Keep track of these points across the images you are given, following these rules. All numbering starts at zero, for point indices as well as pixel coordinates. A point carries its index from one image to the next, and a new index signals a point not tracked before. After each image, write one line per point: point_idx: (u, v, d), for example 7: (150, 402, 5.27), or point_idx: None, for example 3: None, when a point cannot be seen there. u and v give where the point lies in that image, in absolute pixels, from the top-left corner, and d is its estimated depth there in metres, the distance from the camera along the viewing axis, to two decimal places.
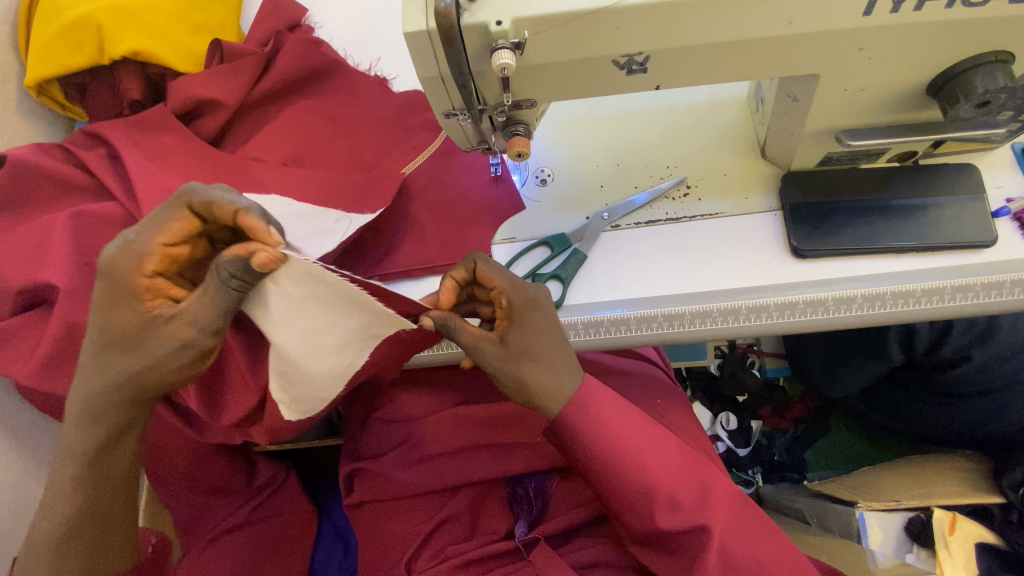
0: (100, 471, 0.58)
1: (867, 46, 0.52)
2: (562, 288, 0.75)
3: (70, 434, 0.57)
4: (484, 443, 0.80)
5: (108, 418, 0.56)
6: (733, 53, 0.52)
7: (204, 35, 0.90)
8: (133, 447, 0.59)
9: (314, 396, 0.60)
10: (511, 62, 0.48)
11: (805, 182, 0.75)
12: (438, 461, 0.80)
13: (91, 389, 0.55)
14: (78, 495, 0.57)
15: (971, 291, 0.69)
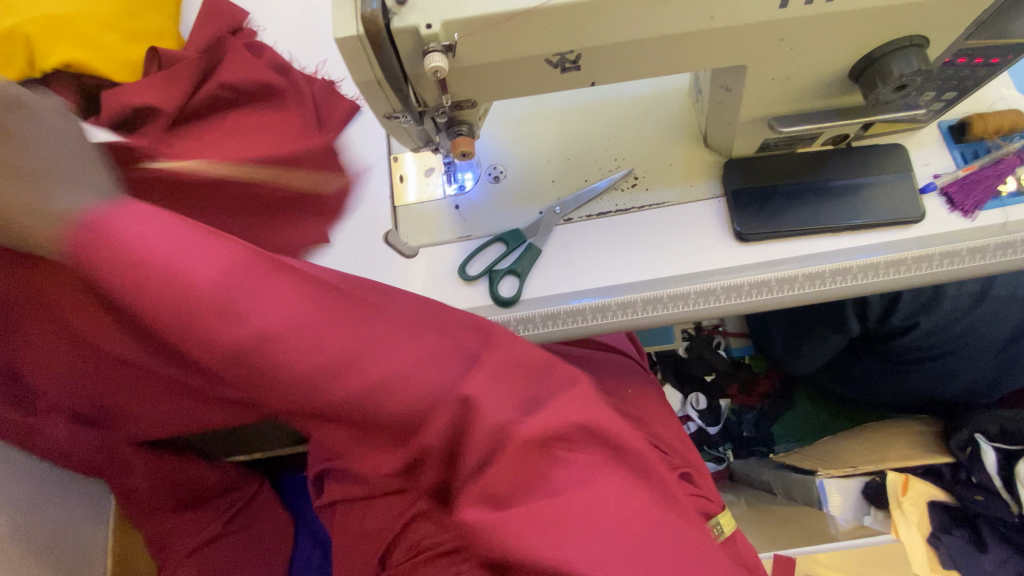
0: None
1: (787, 37, 0.54)
2: (519, 282, 0.77)
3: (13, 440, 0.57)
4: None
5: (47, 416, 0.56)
6: (660, 48, 0.53)
7: (139, 43, 0.88)
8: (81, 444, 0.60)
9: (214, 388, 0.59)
10: (443, 65, 0.49)
11: (746, 169, 0.77)
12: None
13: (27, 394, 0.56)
14: None
15: (903, 264, 0.73)
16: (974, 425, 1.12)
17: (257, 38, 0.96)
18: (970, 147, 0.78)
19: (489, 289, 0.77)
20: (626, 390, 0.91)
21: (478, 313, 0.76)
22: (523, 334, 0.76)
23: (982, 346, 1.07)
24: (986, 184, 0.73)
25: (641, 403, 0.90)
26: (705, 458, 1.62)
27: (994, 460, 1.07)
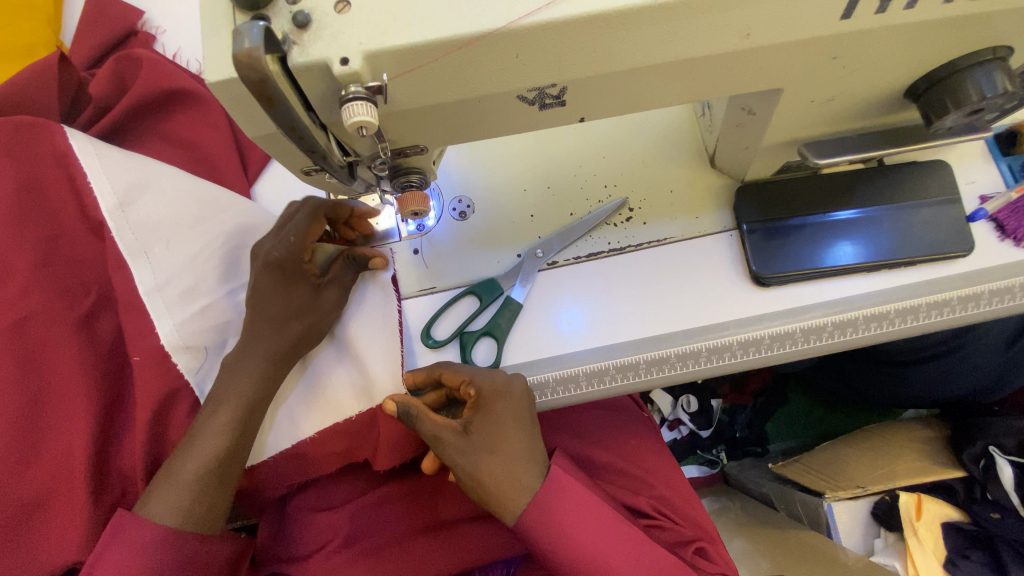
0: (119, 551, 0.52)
1: (842, 54, 0.40)
2: (497, 346, 0.63)
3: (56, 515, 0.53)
4: (441, 524, 0.70)
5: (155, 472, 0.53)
6: (673, 74, 0.39)
7: None
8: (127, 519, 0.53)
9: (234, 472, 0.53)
10: (369, 119, 0.33)
11: (762, 196, 0.64)
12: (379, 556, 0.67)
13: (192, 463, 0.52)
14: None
15: (947, 306, 0.62)
16: (989, 437, 1.00)
17: (155, 46, 0.78)
18: None
19: (461, 357, 0.63)
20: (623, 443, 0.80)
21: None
22: None
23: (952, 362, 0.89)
24: None
25: (640, 459, 0.80)
26: (695, 463, 1.50)
27: (1012, 475, 0.95)
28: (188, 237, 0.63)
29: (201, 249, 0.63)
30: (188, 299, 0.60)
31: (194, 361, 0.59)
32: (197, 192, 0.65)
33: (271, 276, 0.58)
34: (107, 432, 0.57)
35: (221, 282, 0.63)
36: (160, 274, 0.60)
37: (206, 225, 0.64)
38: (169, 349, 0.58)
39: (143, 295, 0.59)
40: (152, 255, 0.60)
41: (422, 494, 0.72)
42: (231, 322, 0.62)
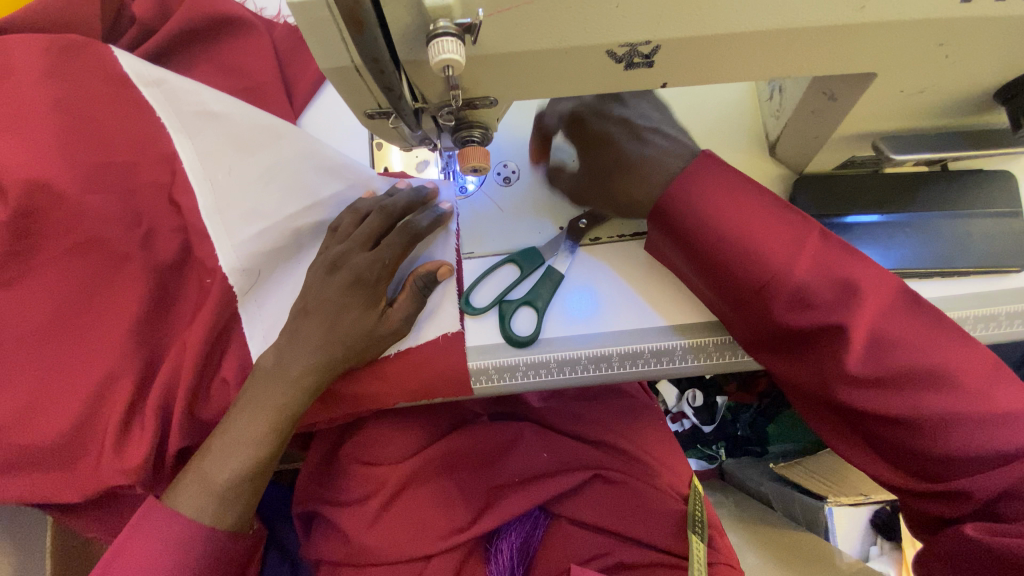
0: (239, 429, 0.55)
1: (949, 42, 0.38)
2: (537, 317, 0.61)
3: (228, 417, 0.56)
4: (471, 492, 0.71)
5: (281, 372, 0.56)
6: (773, 46, 0.37)
7: None
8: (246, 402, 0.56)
9: (312, 358, 0.56)
10: (458, 58, 0.31)
11: (819, 190, 0.62)
12: (413, 509, 0.69)
13: (299, 364, 0.56)
14: (237, 465, 0.55)
15: (994, 320, 0.60)
16: None
17: None
18: None
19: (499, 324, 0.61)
20: (638, 431, 0.80)
21: (483, 353, 0.60)
22: (535, 381, 0.60)
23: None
24: None
25: (658, 447, 0.80)
26: (694, 455, 1.47)
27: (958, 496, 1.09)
28: (247, 163, 0.62)
29: (260, 173, 0.62)
30: (245, 222, 0.60)
31: (246, 284, 0.60)
32: (255, 119, 0.63)
33: (368, 223, 0.59)
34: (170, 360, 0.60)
35: (279, 206, 0.62)
36: (220, 198, 0.60)
37: (266, 153, 0.62)
38: (226, 270, 0.59)
39: (204, 217, 0.59)
40: (211, 178, 0.60)
41: (455, 455, 0.73)
42: (287, 248, 0.62)
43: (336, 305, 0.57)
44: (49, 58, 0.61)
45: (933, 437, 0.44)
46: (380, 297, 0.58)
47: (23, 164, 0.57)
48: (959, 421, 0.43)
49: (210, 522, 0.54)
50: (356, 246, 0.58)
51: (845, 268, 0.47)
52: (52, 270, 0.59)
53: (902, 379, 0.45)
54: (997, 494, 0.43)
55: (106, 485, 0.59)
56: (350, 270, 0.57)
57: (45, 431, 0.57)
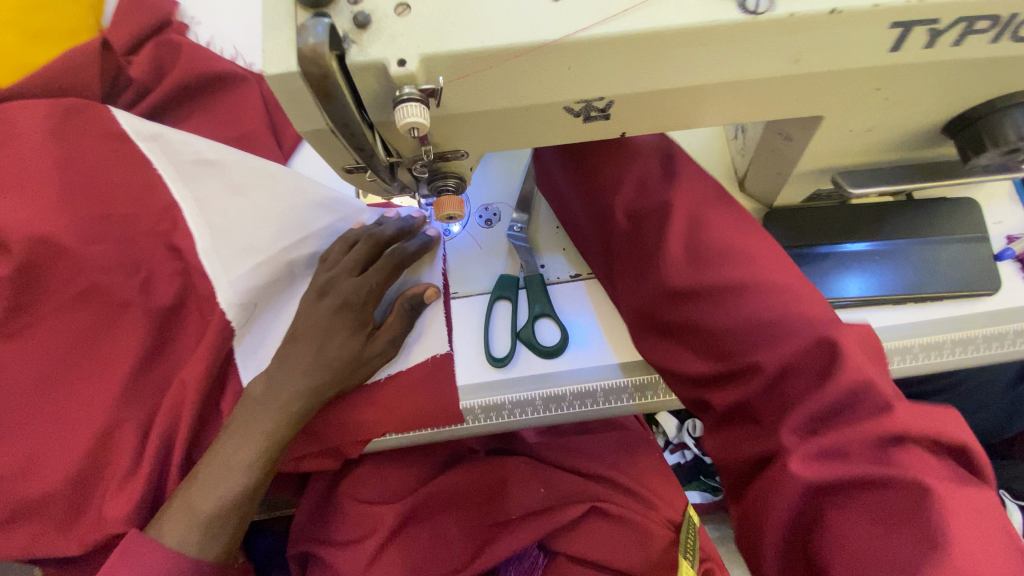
0: (229, 455, 0.54)
1: (886, 87, 0.41)
2: (557, 325, 0.63)
3: (218, 445, 0.55)
4: (470, 533, 0.71)
5: (276, 401, 0.55)
6: (718, 96, 0.39)
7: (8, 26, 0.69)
8: (236, 425, 0.56)
9: (302, 382, 0.56)
10: (422, 120, 0.34)
11: (788, 222, 0.64)
12: (408, 551, 0.69)
13: (288, 392, 0.56)
14: (226, 495, 0.53)
15: (971, 343, 0.62)
16: None
17: (188, 34, 0.77)
18: None
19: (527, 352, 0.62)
20: (637, 462, 0.78)
21: (479, 391, 0.61)
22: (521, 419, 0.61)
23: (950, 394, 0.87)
24: None
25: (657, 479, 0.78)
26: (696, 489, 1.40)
27: None
28: (241, 203, 0.64)
29: (255, 212, 0.64)
30: (240, 257, 0.63)
31: (241, 318, 0.63)
32: (250, 160, 0.65)
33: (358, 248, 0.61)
34: (167, 407, 0.61)
35: (272, 241, 0.64)
36: (215, 235, 0.63)
37: (262, 192, 0.65)
38: (223, 305, 0.62)
39: (200, 255, 0.63)
40: (206, 219, 0.64)
41: (450, 493, 0.72)
42: (282, 280, 0.65)
43: (324, 327, 0.58)
44: (53, 120, 0.64)
45: (718, 306, 0.49)
46: (367, 320, 0.60)
47: (25, 221, 0.59)
48: (738, 293, 0.48)
49: (194, 555, 0.52)
50: (345, 272, 0.61)
51: (702, 215, 0.52)
52: (53, 321, 0.61)
53: (719, 256, 0.50)
54: (782, 369, 0.45)
55: (103, 533, 0.60)
56: (341, 295, 0.59)
57: (42, 480, 0.58)
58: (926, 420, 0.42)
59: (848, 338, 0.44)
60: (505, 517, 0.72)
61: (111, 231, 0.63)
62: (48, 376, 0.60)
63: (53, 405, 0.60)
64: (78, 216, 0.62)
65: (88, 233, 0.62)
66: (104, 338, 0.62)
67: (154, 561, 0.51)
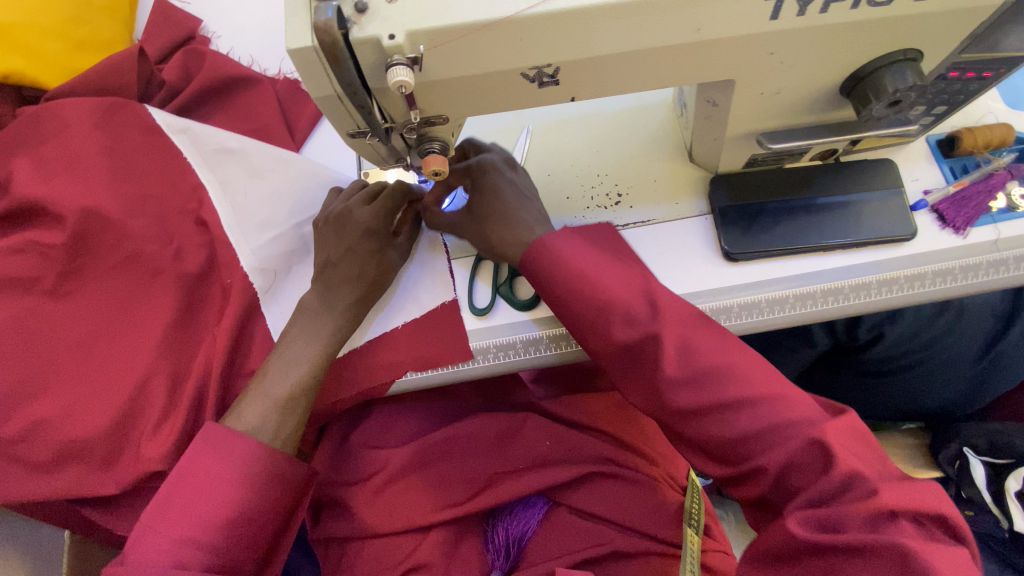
0: (294, 357, 0.64)
1: (778, 51, 0.51)
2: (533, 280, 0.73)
3: (282, 355, 0.64)
4: (470, 479, 0.77)
5: (335, 308, 0.67)
6: (643, 62, 0.50)
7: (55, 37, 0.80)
8: (295, 336, 0.65)
9: (350, 291, 0.68)
10: (408, 79, 0.44)
11: (731, 184, 0.74)
12: (409, 489, 0.76)
13: (334, 311, 0.67)
14: (298, 388, 0.63)
15: (895, 283, 0.71)
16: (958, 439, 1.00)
17: (210, 45, 0.89)
18: (960, 161, 0.76)
19: (508, 302, 0.72)
20: (637, 425, 0.84)
21: (478, 336, 0.72)
22: (505, 361, 0.72)
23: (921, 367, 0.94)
24: (979, 201, 0.71)
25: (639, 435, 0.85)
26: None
27: (984, 475, 0.95)
28: (259, 185, 0.74)
29: (271, 193, 0.74)
30: (261, 231, 0.73)
31: (265, 283, 0.72)
32: (266, 148, 0.75)
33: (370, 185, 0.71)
34: (199, 357, 0.71)
35: (287, 218, 0.74)
36: (238, 213, 0.73)
37: (277, 175, 0.75)
38: (248, 271, 0.71)
39: (225, 230, 0.72)
40: (230, 199, 0.74)
41: (454, 440, 0.79)
42: (297, 251, 0.74)
43: (353, 253, 0.68)
44: (97, 115, 0.75)
45: (718, 423, 0.53)
46: (384, 245, 0.71)
47: (76, 199, 0.70)
48: (733, 408, 0.53)
49: (272, 444, 0.60)
50: (359, 204, 0.70)
51: (660, 297, 0.58)
52: (99, 285, 0.71)
53: (708, 377, 0.54)
54: (782, 468, 0.50)
55: (142, 469, 0.68)
56: (364, 222, 0.68)
57: (90, 420, 0.67)
58: (855, 457, 0.49)
59: (832, 432, 0.50)
60: (511, 465, 0.78)
61: (148, 209, 0.73)
62: (95, 331, 0.69)
63: (99, 356, 0.69)
64: (120, 195, 0.72)
65: (129, 209, 0.72)
66: (142, 298, 0.71)
67: None
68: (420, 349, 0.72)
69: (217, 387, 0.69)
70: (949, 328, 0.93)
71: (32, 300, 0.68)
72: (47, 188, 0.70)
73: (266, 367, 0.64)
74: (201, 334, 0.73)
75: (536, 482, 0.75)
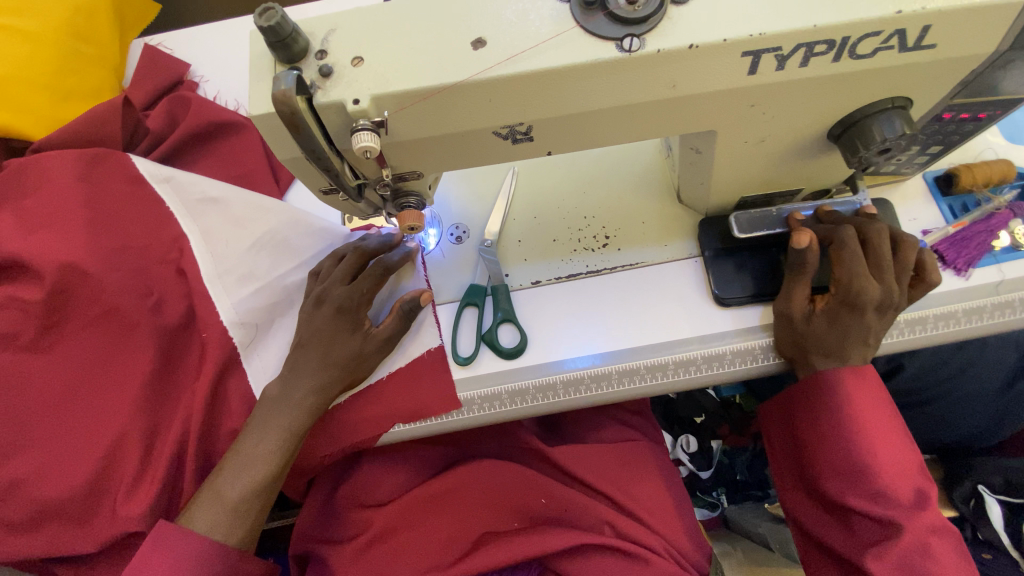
0: (257, 438, 0.64)
1: (759, 103, 0.49)
2: (518, 327, 0.71)
3: (247, 438, 0.64)
4: (460, 536, 0.73)
5: (297, 392, 0.65)
6: (620, 119, 0.48)
7: (40, 87, 0.80)
8: (263, 416, 0.65)
9: (312, 367, 0.66)
10: (373, 144, 0.43)
11: (723, 226, 0.72)
12: (396, 550, 0.73)
13: (304, 379, 0.65)
14: (271, 468, 0.63)
15: (896, 328, 0.68)
16: (975, 476, 0.93)
17: (197, 90, 0.90)
18: (959, 199, 0.74)
19: (493, 350, 0.71)
20: (636, 481, 0.78)
21: (466, 385, 0.70)
22: (489, 413, 0.69)
23: (941, 404, 0.93)
24: (979, 240, 0.68)
25: (647, 499, 0.77)
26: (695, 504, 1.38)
27: (1001, 515, 0.89)
28: (240, 235, 0.73)
29: (252, 243, 0.73)
30: (241, 283, 0.72)
31: (246, 337, 0.71)
32: (249, 197, 0.74)
33: (348, 262, 0.69)
34: (180, 410, 0.69)
35: (270, 268, 0.73)
36: (219, 264, 0.72)
37: (258, 224, 0.73)
38: (227, 324, 0.70)
39: (205, 281, 0.71)
40: (211, 248, 0.72)
41: (444, 496, 0.75)
42: (279, 303, 0.73)
43: (327, 333, 0.66)
44: (80, 166, 0.74)
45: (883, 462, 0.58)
46: (362, 322, 0.68)
47: (56, 252, 0.69)
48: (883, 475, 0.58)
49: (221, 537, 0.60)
50: (336, 281, 0.68)
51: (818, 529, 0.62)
52: (78, 339, 0.70)
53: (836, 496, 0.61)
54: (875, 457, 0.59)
55: (117, 529, 0.66)
56: (337, 302, 0.67)
57: (64, 480, 0.65)
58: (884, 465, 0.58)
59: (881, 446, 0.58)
60: (504, 525, 0.74)
61: (129, 260, 0.72)
62: (71, 387, 0.68)
63: (75, 413, 0.68)
64: (101, 247, 0.71)
65: (110, 261, 0.71)
66: (120, 352, 0.70)
67: (183, 543, 0.59)
68: (404, 401, 0.69)
69: (196, 443, 0.67)
70: (970, 362, 0.92)
71: (11, 355, 0.68)
72: (29, 242, 0.69)
73: (227, 456, 0.64)
74: (182, 386, 0.72)
75: (529, 544, 0.72)
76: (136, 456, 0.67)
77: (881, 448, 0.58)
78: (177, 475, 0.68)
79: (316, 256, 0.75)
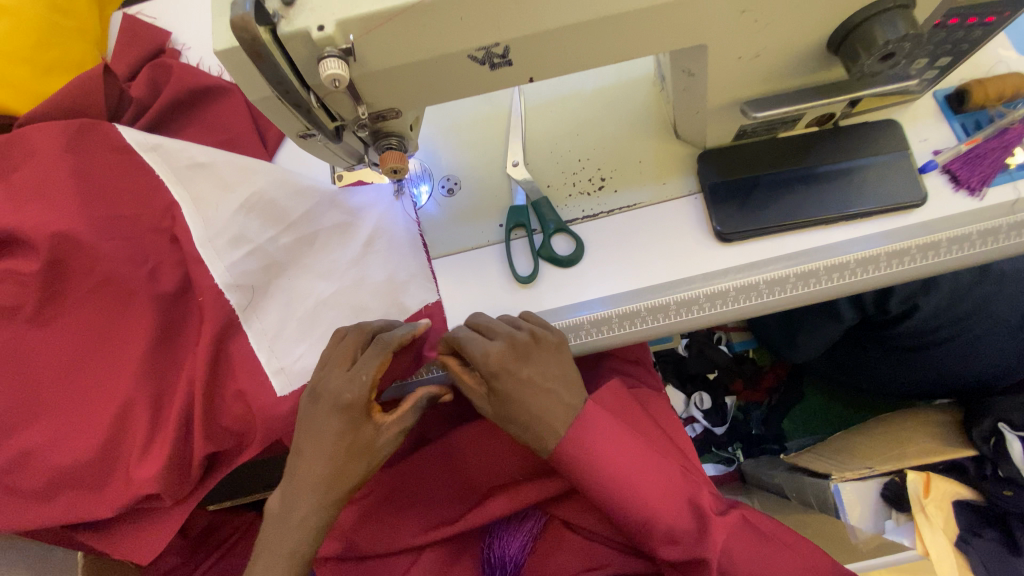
0: None
1: (750, 8, 0.46)
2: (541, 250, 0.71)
3: None
4: (470, 489, 0.75)
5: None
6: (600, 34, 0.46)
7: (19, 61, 0.79)
8: None
9: None
10: (341, 73, 0.42)
11: (723, 160, 0.70)
12: (404, 507, 0.74)
13: None
14: None
15: (907, 255, 0.64)
16: (996, 413, 0.89)
17: (180, 58, 0.88)
18: (972, 116, 0.70)
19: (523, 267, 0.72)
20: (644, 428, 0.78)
21: None
22: None
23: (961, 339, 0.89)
24: (994, 157, 0.65)
25: None
26: (709, 460, 1.36)
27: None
28: (228, 197, 0.70)
29: (242, 205, 0.71)
30: (235, 246, 0.70)
31: (243, 299, 0.70)
32: (231, 158, 0.72)
33: None
34: (184, 375, 0.70)
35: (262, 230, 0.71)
36: (209, 226, 0.69)
37: (245, 185, 0.71)
38: (223, 287, 0.69)
39: (196, 246, 0.68)
40: (200, 212, 0.69)
41: (451, 453, 0.77)
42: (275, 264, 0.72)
43: None
44: (66, 137, 0.74)
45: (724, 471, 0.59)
46: None
47: (50, 224, 0.69)
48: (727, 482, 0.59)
49: None
50: None
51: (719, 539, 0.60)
52: (78, 311, 0.70)
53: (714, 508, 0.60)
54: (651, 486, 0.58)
55: (133, 493, 0.67)
56: None
57: (77, 447, 0.67)
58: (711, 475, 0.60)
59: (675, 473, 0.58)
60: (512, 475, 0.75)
61: (122, 229, 0.72)
62: (77, 357, 0.69)
63: (82, 381, 0.68)
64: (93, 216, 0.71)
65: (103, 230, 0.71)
66: (121, 320, 0.70)
67: None
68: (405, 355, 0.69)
69: (202, 406, 0.68)
70: (988, 296, 0.85)
71: (15, 328, 0.68)
72: (21, 215, 0.69)
73: None
74: (185, 352, 0.72)
75: (531, 495, 0.71)
76: (144, 421, 0.68)
77: (646, 479, 0.58)
78: (187, 438, 0.69)
79: (309, 217, 0.74)
